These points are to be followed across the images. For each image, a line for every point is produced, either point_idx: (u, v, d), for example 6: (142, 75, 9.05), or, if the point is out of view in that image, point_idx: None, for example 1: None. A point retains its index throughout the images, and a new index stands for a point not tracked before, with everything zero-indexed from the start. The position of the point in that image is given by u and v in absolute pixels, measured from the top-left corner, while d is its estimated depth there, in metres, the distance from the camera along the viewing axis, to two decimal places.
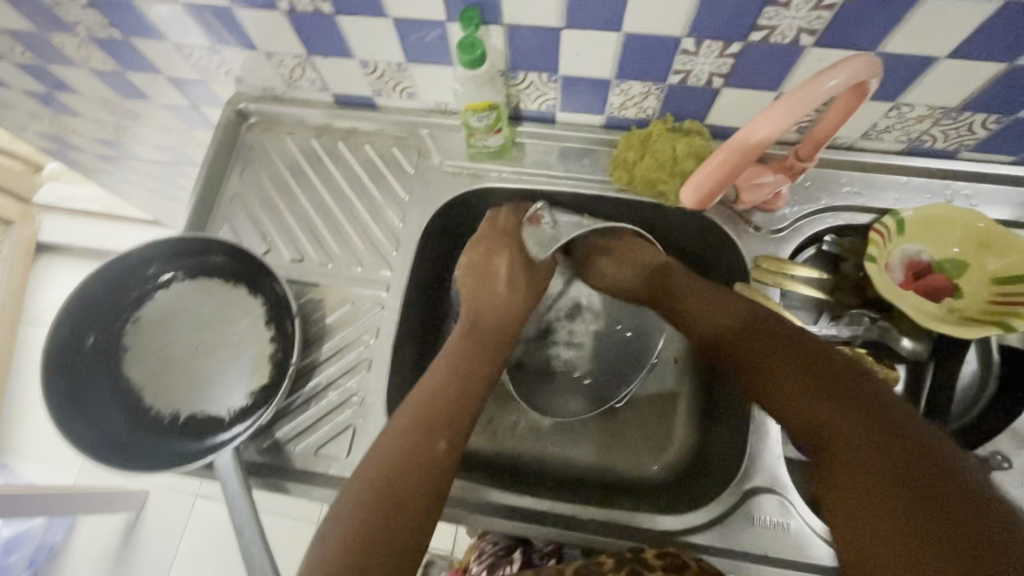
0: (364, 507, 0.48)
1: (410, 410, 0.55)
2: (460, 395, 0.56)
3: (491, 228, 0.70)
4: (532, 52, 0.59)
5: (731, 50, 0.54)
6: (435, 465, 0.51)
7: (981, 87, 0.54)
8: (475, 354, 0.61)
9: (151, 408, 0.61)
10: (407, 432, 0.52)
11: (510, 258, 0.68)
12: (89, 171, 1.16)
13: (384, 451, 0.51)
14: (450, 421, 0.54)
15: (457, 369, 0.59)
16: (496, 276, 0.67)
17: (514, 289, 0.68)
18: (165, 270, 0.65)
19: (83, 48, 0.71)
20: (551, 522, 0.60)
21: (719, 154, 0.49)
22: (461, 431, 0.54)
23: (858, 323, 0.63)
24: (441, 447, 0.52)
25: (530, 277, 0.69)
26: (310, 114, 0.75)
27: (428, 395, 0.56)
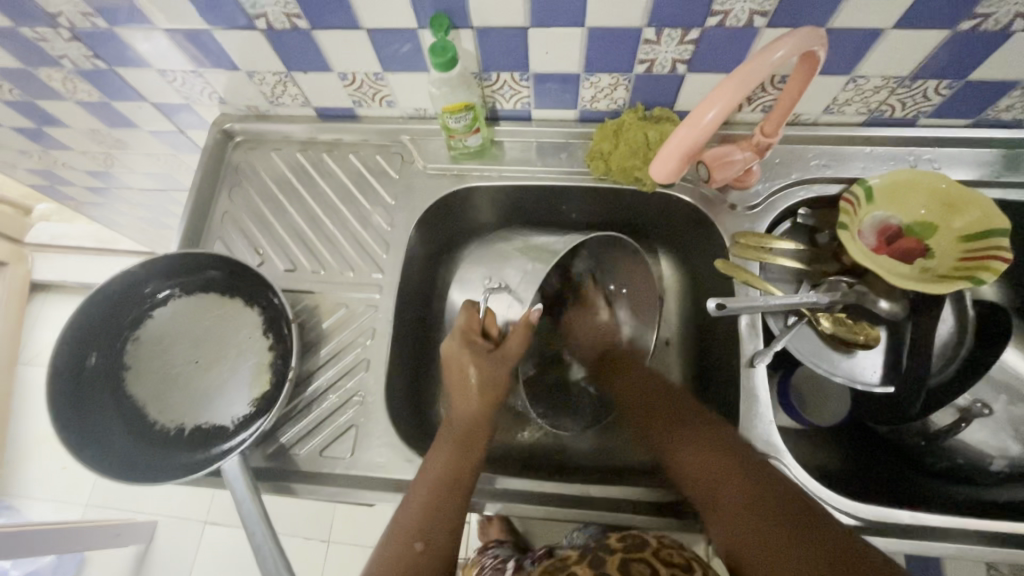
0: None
1: (405, 512, 0.55)
2: (440, 500, 0.55)
3: (466, 317, 0.64)
4: (502, 52, 0.61)
5: (691, 36, 0.57)
6: (421, 568, 0.52)
7: (930, 54, 0.57)
8: (455, 452, 0.58)
9: (156, 422, 0.63)
10: (400, 531, 0.54)
11: (481, 354, 0.62)
12: (80, 205, 1.17)
13: (381, 556, 0.53)
14: (432, 529, 0.54)
15: (445, 472, 0.57)
16: (467, 371, 0.61)
17: (476, 388, 0.61)
18: (162, 288, 0.67)
19: (69, 81, 0.73)
20: (554, 501, 0.62)
21: (674, 139, 0.52)
22: (442, 536, 0.54)
23: (836, 289, 0.64)
24: (422, 552, 0.53)
25: (496, 365, 0.62)
26: (294, 129, 0.77)
27: (420, 500, 0.55)
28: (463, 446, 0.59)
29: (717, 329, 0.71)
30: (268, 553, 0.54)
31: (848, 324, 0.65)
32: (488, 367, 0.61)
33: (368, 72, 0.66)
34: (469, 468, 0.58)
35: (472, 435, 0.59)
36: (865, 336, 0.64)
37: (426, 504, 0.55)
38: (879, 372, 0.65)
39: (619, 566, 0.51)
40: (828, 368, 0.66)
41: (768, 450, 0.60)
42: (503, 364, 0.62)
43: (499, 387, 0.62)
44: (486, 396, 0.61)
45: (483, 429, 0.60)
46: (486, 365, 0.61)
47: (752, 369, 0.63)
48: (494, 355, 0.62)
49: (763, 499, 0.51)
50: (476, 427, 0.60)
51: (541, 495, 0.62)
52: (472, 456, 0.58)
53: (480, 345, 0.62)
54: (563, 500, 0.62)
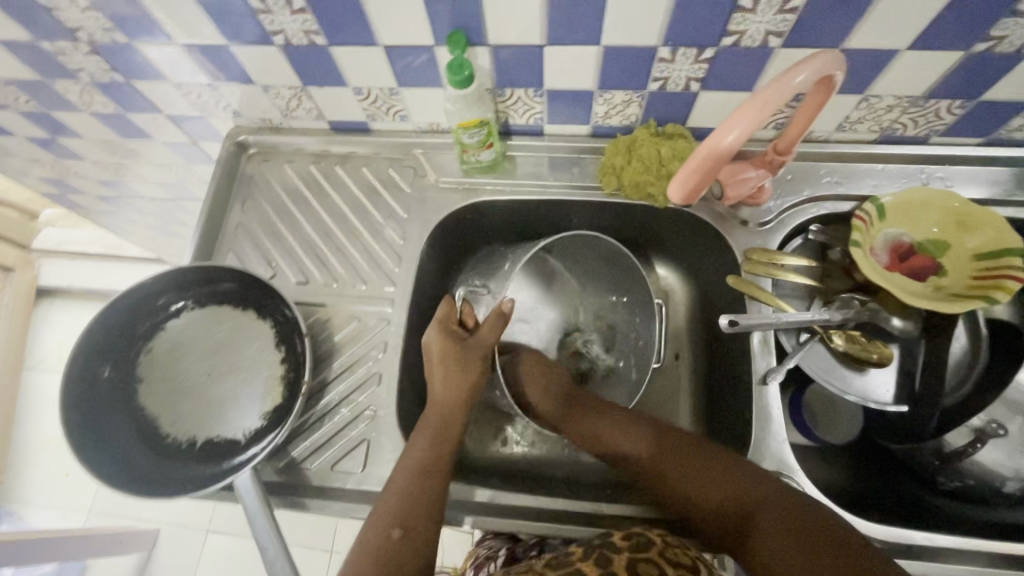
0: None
1: (386, 498, 0.55)
2: (421, 484, 0.55)
3: (448, 306, 0.65)
4: (516, 69, 0.62)
5: (706, 55, 0.58)
6: (405, 558, 0.51)
7: (944, 75, 0.57)
8: (432, 439, 0.59)
9: (167, 435, 0.63)
10: (380, 519, 0.53)
11: (455, 342, 0.63)
12: (89, 212, 1.18)
13: (356, 551, 0.52)
14: (410, 514, 0.53)
15: (421, 455, 0.57)
16: (440, 359, 0.62)
17: (452, 374, 0.62)
18: (175, 300, 0.67)
19: (85, 93, 0.74)
20: (532, 515, 0.62)
21: (694, 157, 0.51)
22: (421, 523, 0.53)
23: (849, 306, 0.65)
24: (400, 539, 0.52)
25: (473, 352, 0.63)
26: (307, 142, 0.78)
27: (399, 487, 0.55)
28: (440, 433, 0.59)
29: (727, 345, 0.71)
30: (281, 568, 0.54)
31: (862, 342, 0.65)
32: (463, 353, 0.62)
33: (383, 88, 0.67)
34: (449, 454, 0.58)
35: (452, 420, 0.60)
36: (879, 354, 0.64)
37: (406, 492, 0.54)
38: (891, 391, 0.65)
39: (628, 569, 0.50)
40: (841, 387, 0.65)
41: (782, 469, 0.59)
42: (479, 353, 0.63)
43: (473, 371, 0.63)
44: (460, 380, 0.62)
45: (459, 415, 0.61)
46: (460, 351, 0.62)
47: (765, 386, 0.63)
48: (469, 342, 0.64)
49: (796, 534, 0.50)
50: (456, 413, 0.61)
51: (520, 510, 0.62)
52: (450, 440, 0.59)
53: (455, 334, 0.64)
54: (540, 511, 0.62)
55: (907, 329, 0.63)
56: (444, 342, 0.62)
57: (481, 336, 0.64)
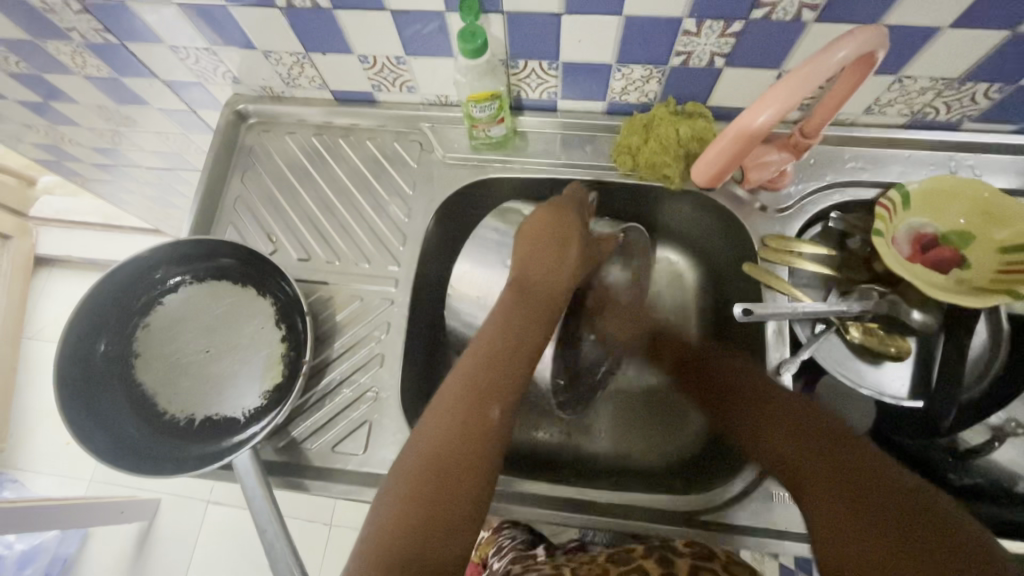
0: (415, 483, 0.45)
1: (466, 368, 0.51)
2: (511, 360, 0.52)
3: (567, 202, 0.63)
4: (531, 39, 0.58)
5: (733, 29, 0.54)
6: (492, 435, 0.47)
7: (983, 56, 0.54)
8: (522, 317, 0.55)
9: (165, 411, 0.61)
10: (467, 392, 0.49)
11: (572, 223, 0.61)
12: (86, 181, 1.15)
13: (430, 429, 0.48)
14: (504, 388, 0.50)
15: (505, 330, 0.54)
16: (553, 244, 0.60)
17: (558, 254, 0.59)
18: (173, 275, 0.65)
19: (78, 55, 0.71)
20: (527, 501, 0.61)
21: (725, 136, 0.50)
22: (513, 401, 0.50)
23: (868, 297, 0.63)
24: (495, 419, 0.48)
25: (587, 247, 0.62)
26: (310, 112, 0.75)
27: (490, 355, 0.51)
28: (534, 316, 0.55)
29: (741, 334, 0.69)
30: (281, 552, 0.52)
31: (878, 335, 0.63)
32: (580, 241, 0.61)
33: (390, 56, 0.64)
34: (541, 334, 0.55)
35: (545, 302, 0.57)
36: (896, 347, 0.63)
37: (499, 361, 0.51)
38: (906, 385, 0.64)
39: None
40: (856, 380, 0.64)
41: None
42: (591, 252, 0.62)
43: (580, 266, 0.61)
44: (569, 268, 0.59)
45: (560, 299, 0.58)
46: (577, 237, 0.60)
47: (778, 378, 0.61)
48: (585, 238, 0.62)
49: (884, 508, 0.43)
50: (555, 296, 0.58)
51: (516, 495, 0.61)
52: (543, 322, 0.56)
53: (576, 226, 0.61)
54: (534, 497, 0.61)
55: (928, 322, 0.60)
56: (567, 218, 0.61)
57: (596, 239, 0.64)
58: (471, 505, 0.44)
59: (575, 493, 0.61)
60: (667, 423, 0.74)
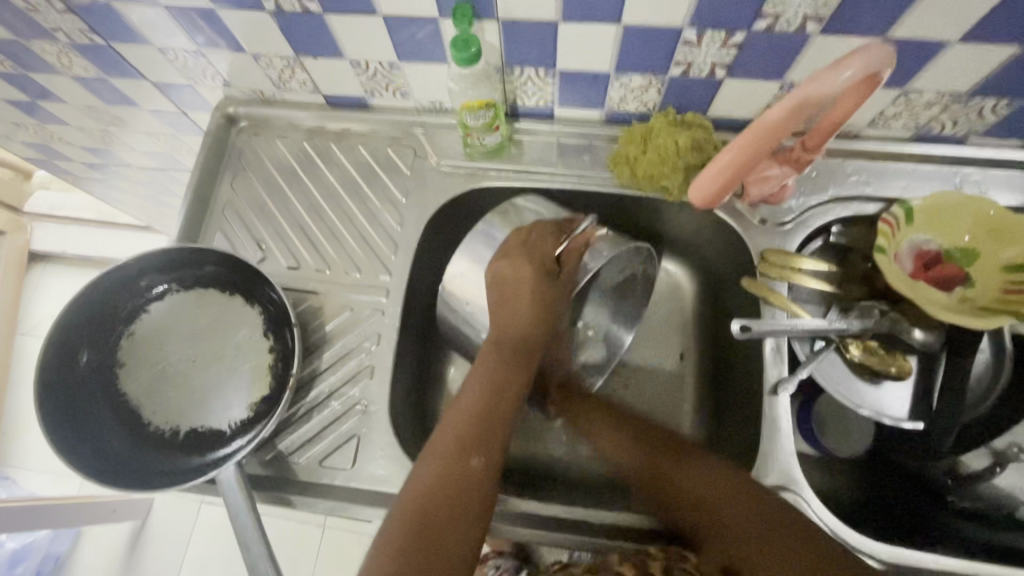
0: (400, 538, 0.46)
1: (451, 424, 0.54)
2: (491, 417, 0.55)
3: (541, 235, 0.62)
4: (527, 47, 0.57)
5: (735, 39, 0.53)
6: (475, 485, 0.50)
7: (992, 71, 0.53)
8: (499, 372, 0.58)
9: (149, 423, 0.60)
10: (449, 448, 0.52)
11: (548, 273, 0.61)
12: (77, 180, 1.14)
13: (415, 483, 0.50)
14: (485, 441, 0.53)
15: (486, 385, 0.57)
16: (522, 287, 0.60)
17: (537, 307, 0.60)
18: (158, 282, 0.64)
19: (64, 55, 0.69)
20: (516, 522, 0.59)
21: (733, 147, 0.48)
22: (497, 450, 0.53)
23: (869, 315, 0.61)
24: (479, 467, 0.51)
25: (561, 289, 0.62)
26: (302, 116, 0.73)
27: (470, 410, 0.55)
28: (512, 369, 0.58)
29: (738, 349, 0.67)
30: (264, 570, 0.51)
31: (880, 354, 0.62)
32: (553, 289, 0.62)
33: (383, 61, 0.62)
34: (518, 385, 0.58)
35: (520, 353, 0.60)
36: (897, 366, 0.62)
37: (476, 417, 0.54)
38: (907, 406, 0.62)
39: None
40: (854, 399, 0.63)
41: (787, 483, 0.57)
42: (563, 291, 0.63)
43: (555, 311, 0.62)
44: (541, 312, 0.61)
45: (536, 349, 0.61)
46: (553, 287, 0.61)
47: (776, 397, 0.60)
48: (558, 280, 0.62)
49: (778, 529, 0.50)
50: (529, 346, 0.60)
51: (505, 514, 0.60)
52: (520, 373, 0.59)
53: (546, 269, 0.62)
54: (520, 516, 0.59)
55: (929, 342, 0.59)
56: (538, 263, 0.61)
57: (568, 274, 0.63)
58: (457, 556, 0.47)
59: (564, 515, 0.59)
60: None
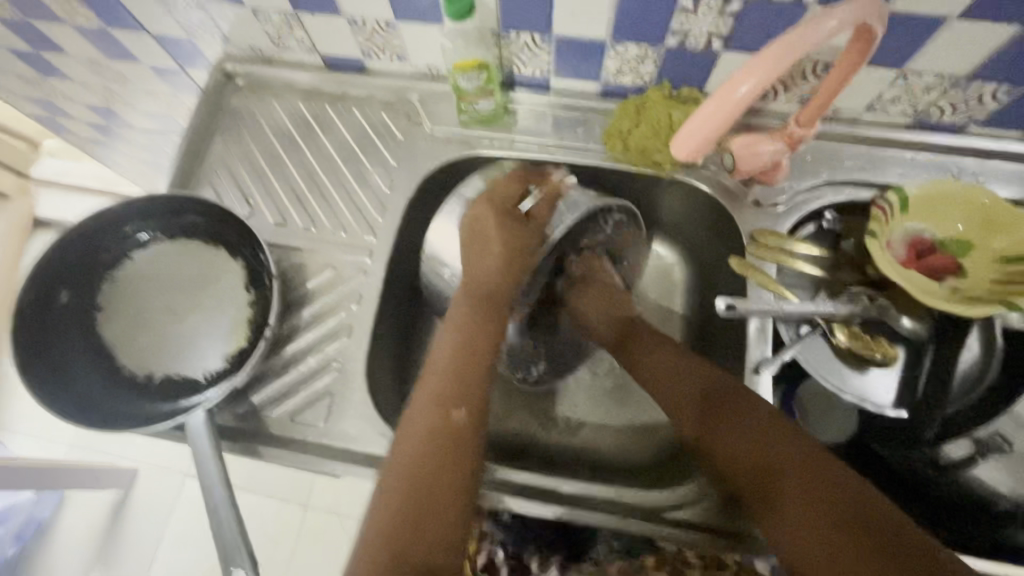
0: (392, 495, 0.47)
1: (430, 384, 0.54)
2: (467, 368, 0.54)
3: (505, 182, 0.61)
4: (523, 9, 0.56)
5: (732, 9, 0.52)
6: (458, 437, 0.50)
7: (991, 53, 0.52)
8: (472, 324, 0.57)
9: (125, 367, 0.60)
10: (429, 405, 0.52)
11: (510, 220, 0.60)
12: (80, 141, 1.14)
13: (403, 446, 0.50)
14: (467, 393, 0.52)
15: (460, 338, 0.56)
16: (492, 234, 0.59)
17: (503, 254, 0.59)
18: (144, 230, 0.64)
19: (67, 3, 0.69)
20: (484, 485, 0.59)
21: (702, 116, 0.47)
22: (478, 400, 0.52)
23: (857, 300, 0.59)
24: (461, 418, 0.51)
25: (531, 238, 0.60)
26: (299, 77, 0.73)
27: (443, 365, 0.54)
28: (483, 318, 0.57)
29: (725, 331, 0.67)
30: (226, 517, 0.51)
31: (866, 339, 0.60)
32: (520, 234, 0.59)
33: (379, 20, 0.62)
34: (490, 338, 0.57)
35: (494, 302, 0.58)
36: (883, 352, 0.60)
37: (451, 370, 0.54)
38: (894, 393, 0.60)
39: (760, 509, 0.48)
40: (838, 385, 0.61)
41: None
42: (535, 237, 0.61)
43: (526, 257, 0.60)
44: (507, 258, 0.59)
45: (506, 295, 0.59)
46: (515, 233, 0.59)
47: (757, 377, 0.59)
48: (527, 226, 0.60)
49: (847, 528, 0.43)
50: (500, 293, 0.59)
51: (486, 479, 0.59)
52: (493, 325, 0.57)
53: (513, 217, 0.60)
54: (492, 480, 0.59)
55: (917, 331, 0.59)
56: (497, 213, 0.60)
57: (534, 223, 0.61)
58: (450, 511, 0.46)
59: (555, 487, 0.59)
60: (637, 431, 0.71)
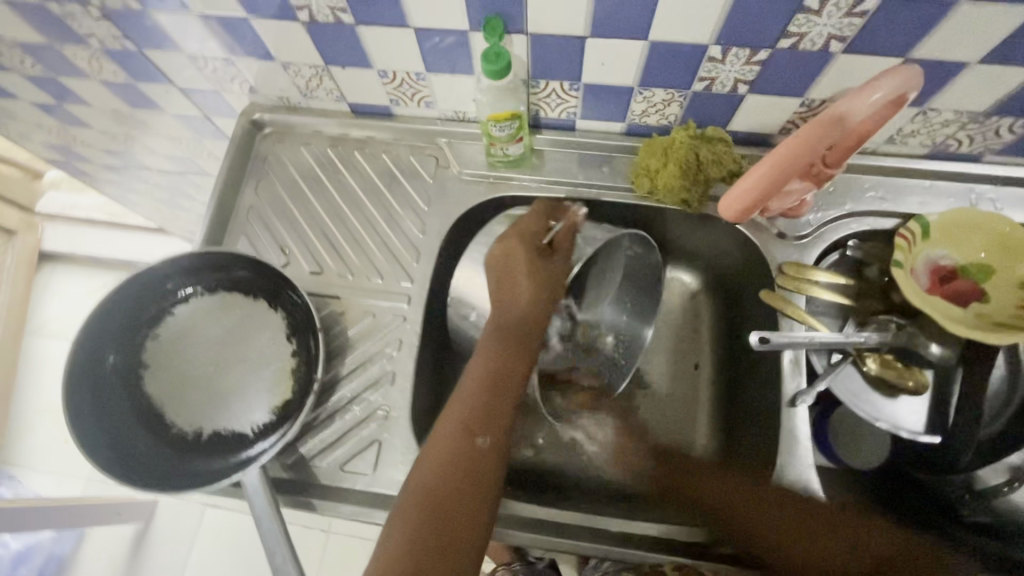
0: (415, 514, 0.49)
1: (455, 408, 0.56)
2: (495, 395, 0.56)
3: (533, 217, 0.63)
4: (554, 60, 0.58)
5: (759, 57, 0.54)
6: (482, 466, 0.52)
7: (1010, 92, 0.54)
8: (500, 353, 0.59)
9: (173, 424, 0.61)
10: (455, 429, 0.54)
11: (534, 253, 0.61)
12: (94, 181, 1.14)
13: (429, 468, 0.52)
14: (492, 422, 0.55)
15: (487, 366, 0.58)
16: (519, 269, 0.61)
17: (533, 288, 0.60)
18: (184, 286, 0.65)
19: (95, 60, 0.70)
20: (529, 529, 0.60)
21: (762, 168, 0.53)
22: (502, 430, 0.55)
23: (885, 329, 0.63)
24: (485, 447, 0.53)
25: (555, 270, 0.62)
26: (326, 124, 0.74)
27: (472, 392, 0.56)
28: (512, 349, 0.59)
29: (755, 362, 0.67)
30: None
31: (898, 367, 0.63)
32: (542, 266, 0.61)
33: (410, 72, 0.63)
34: (517, 369, 0.58)
35: (520, 331, 0.60)
36: (915, 380, 0.63)
37: (479, 399, 0.56)
38: (923, 420, 0.63)
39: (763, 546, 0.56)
40: (872, 413, 0.64)
41: (809, 496, 0.57)
42: (562, 268, 0.63)
43: (555, 289, 0.62)
44: (537, 292, 0.60)
45: (534, 327, 0.61)
46: (540, 265, 0.61)
47: (793, 409, 0.60)
48: (551, 259, 0.62)
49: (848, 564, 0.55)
50: (529, 322, 0.60)
51: (521, 520, 0.60)
52: (520, 356, 0.59)
53: (539, 251, 0.61)
54: (541, 523, 0.61)
55: (946, 356, 0.61)
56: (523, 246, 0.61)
57: (559, 257, 0.63)
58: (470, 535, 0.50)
59: (587, 525, 0.60)
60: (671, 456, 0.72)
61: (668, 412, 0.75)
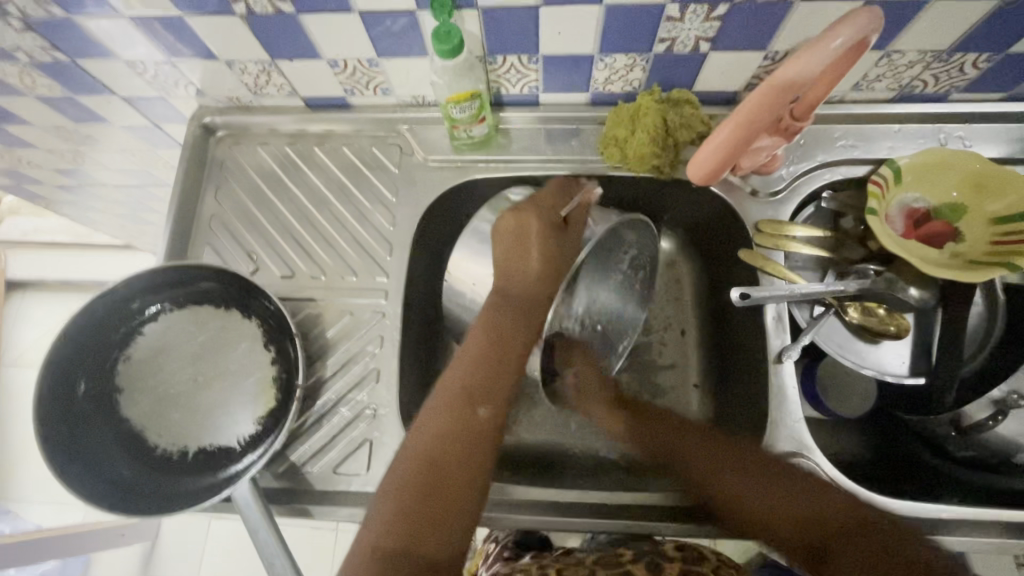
0: (410, 477, 0.49)
1: (458, 375, 0.55)
2: (497, 363, 0.55)
3: (551, 191, 0.60)
4: (508, 34, 0.56)
5: (718, 12, 0.52)
6: (480, 432, 0.52)
7: (972, 26, 0.53)
8: (503, 322, 0.57)
9: (157, 446, 0.59)
10: (455, 395, 0.53)
11: (547, 223, 0.58)
12: (50, 204, 1.10)
13: (426, 433, 0.52)
14: (492, 392, 0.54)
15: (491, 335, 0.56)
16: (532, 241, 0.58)
17: (541, 263, 0.58)
18: (150, 303, 0.63)
19: (26, 75, 0.66)
20: (529, 510, 0.60)
21: (726, 127, 0.51)
22: (504, 399, 0.54)
23: (864, 276, 0.62)
24: (486, 416, 0.53)
25: (568, 245, 0.59)
26: (282, 121, 0.71)
27: (475, 356, 0.55)
28: (518, 321, 0.57)
29: (738, 324, 0.67)
30: None
31: (878, 314, 0.63)
32: (557, 239, 0.58)
33: (361, 59, 0.60)
34: (522, 341, 0.56)
35: (521, 305, 0.58)
36: (896, 325, 0.63)
37: (482, 365, 0.55)
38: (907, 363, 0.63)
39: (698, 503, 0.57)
40: (856, 361, 0.64)
41: (801, 449, 0.58)
42: (574, 243, 0.59)
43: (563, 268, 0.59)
44: (545, 268, 0.58)
45: (540, 306, 0.58)
46: (552, 239, 0.58)
47: (779, 365, 0.61)
48: (567, 233, 0.59)
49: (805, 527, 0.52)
50: (536, 299, 0.58)
51: (517, 502, 0.60)
52: (525, 327, 0.57)
53: (554, 223, 0.58)
54: (540, 504, 0.60)
55: (923, 298, 0.61)
56: (537, 219, 0.58)
57: (574, 232, 0.59)
58: (460, 503, 0.49)
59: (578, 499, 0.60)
60: None
61: (658, 383, 0.74)
